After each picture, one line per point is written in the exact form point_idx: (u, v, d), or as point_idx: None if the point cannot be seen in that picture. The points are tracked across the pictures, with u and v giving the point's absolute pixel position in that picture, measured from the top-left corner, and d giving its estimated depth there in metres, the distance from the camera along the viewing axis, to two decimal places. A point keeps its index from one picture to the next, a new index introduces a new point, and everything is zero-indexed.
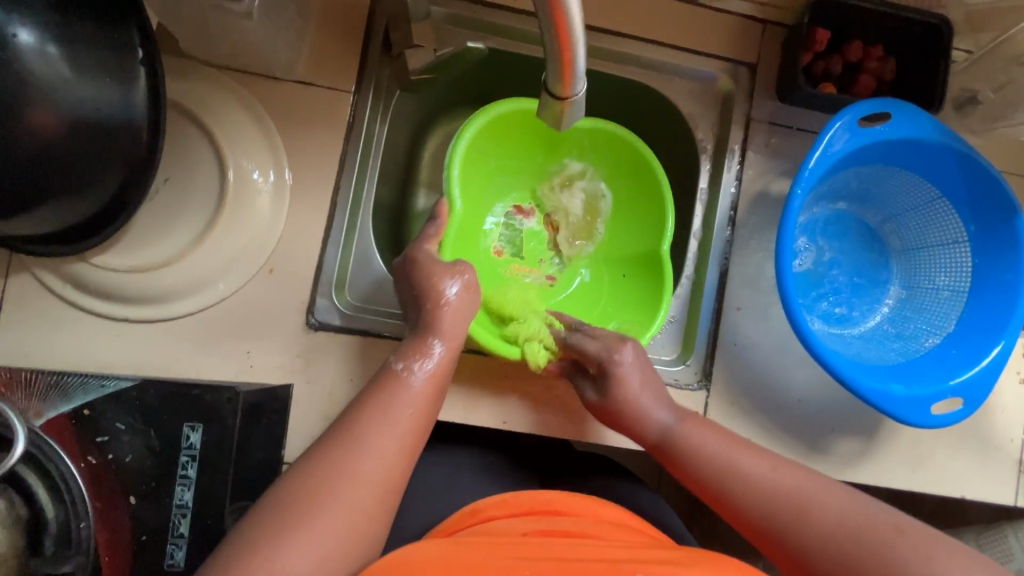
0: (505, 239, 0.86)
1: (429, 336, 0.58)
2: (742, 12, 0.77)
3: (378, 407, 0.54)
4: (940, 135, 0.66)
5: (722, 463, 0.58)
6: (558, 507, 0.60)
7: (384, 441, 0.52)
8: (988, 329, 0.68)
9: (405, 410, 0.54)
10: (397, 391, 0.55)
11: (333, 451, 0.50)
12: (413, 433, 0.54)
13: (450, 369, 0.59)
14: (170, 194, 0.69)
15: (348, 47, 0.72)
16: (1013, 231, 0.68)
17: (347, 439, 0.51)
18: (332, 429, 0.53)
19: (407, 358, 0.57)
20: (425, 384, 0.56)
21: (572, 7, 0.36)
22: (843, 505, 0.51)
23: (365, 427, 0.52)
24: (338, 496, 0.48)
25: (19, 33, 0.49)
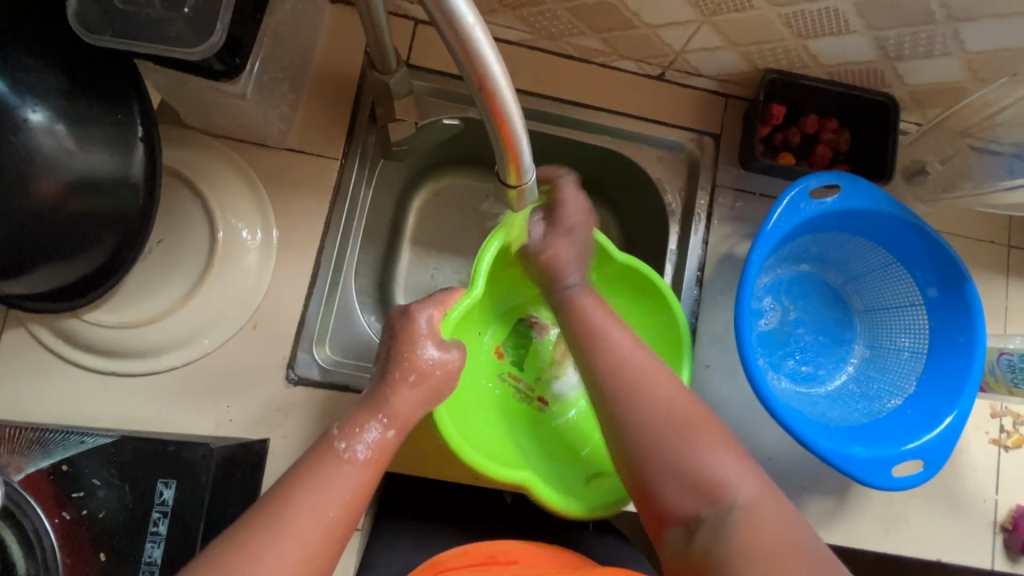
0: (514, 343, 0.85)
1: (376, 413, 0.56)
2: (706, 87, 0.82)
3: (311, 483, 0.51)
4: (888, 205, 0.70)
5: (598, 331, 0.62)
6: (513, 556, 0.66)
7: (309, 526, 0.49)
8: (946, 391, 0.70)
9: (340, 493, 0.51)
10: (331, 470, 0.52)
11: (258, 534, 0.47)
12: (341, 521, 0.50)
13: (389, 454, 0.56)
14: (162, 254, 0.73)
15: (337, 118, 0.78)
16: (964, 297, 0.71)
17: (273, 523, 0.48)
18: (260, 508, 0.49)
19: (350, 437, 0.54)
20: (364, 468, 0.53)
21: (515, 117, 0.42)
22: (675, 400, 0.56)
23: (295, 508, 0.49)
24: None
25: (30, 115, 0.55)
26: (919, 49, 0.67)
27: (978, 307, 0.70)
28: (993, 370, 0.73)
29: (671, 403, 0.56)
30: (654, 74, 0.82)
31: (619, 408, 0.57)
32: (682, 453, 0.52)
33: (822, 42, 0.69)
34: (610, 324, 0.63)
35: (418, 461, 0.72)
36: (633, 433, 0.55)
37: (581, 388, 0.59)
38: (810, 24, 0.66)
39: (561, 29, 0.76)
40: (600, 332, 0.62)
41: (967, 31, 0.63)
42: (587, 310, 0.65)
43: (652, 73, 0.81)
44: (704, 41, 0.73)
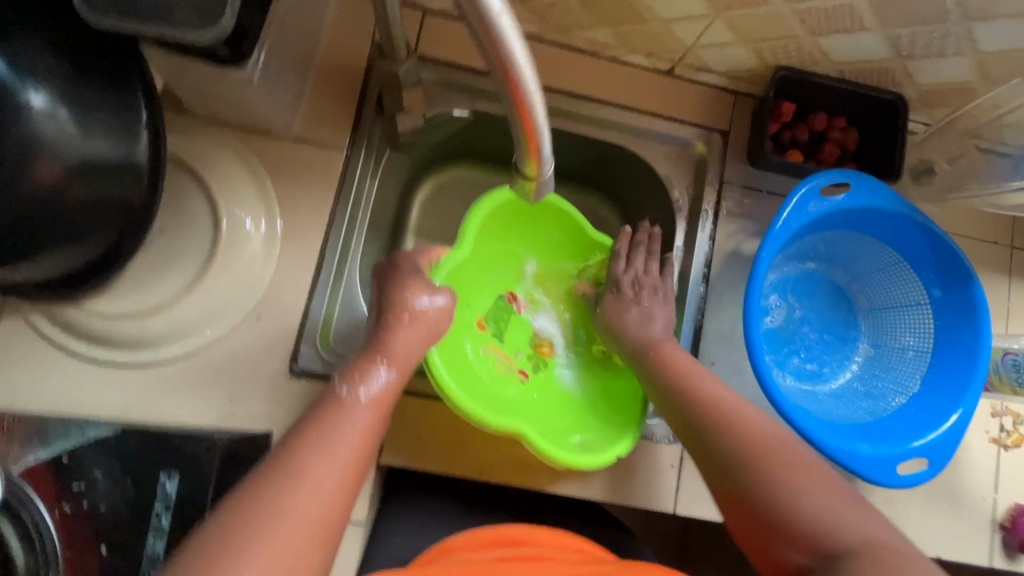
0: (494, 316, 0.81)
1: (378, 360, 0.57)
2: (715, 83, 0.82)
3: (318, 434, 0.50)
4: (897, 204, 0.70)
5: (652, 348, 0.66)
6: (522, 538, 0.66)
7: (322, 474, 0.47)
8: (951, 391, 0.70)
9: (346, 441, 0.50)
10: (337, 419, 0.51)
11: (268, 484, 0.46)
12: (353, 466, 0.49)
13: (393, 398, 0.56)
14: (165, 244, 0.71)
15: (343, 108, 0.77)
16: (970, 296, 0.71)
17: (285, 474, 0.46)
18: (267, 464, 0.48)
19: (352, 381, 0.54)
20: (368, 414, 0.53)
21: (537, 105, 0.41)
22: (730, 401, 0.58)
23: (305, 459, 0.48)
24: (267, 541, 0.43)
25: (32, 97, 0.53)
26: (931, 48, 0.67)
27: (984, 307, 0.70)
28: (998, 370, 0.74)
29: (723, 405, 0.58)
30: (664, 69, 0.81)
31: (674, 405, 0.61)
32: (772, 475, 0.51)
33: (834, 39, 0.69)
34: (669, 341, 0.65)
35: (422, 456, 0.72)
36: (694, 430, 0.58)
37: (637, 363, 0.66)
38: (824, 21, 0.66)
39: (572, 21, 0.75)
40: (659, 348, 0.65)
41: (980, 31, 0.63)
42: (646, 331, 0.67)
43: (662, 68, 0.81)
44: (716, 37, 0.72)
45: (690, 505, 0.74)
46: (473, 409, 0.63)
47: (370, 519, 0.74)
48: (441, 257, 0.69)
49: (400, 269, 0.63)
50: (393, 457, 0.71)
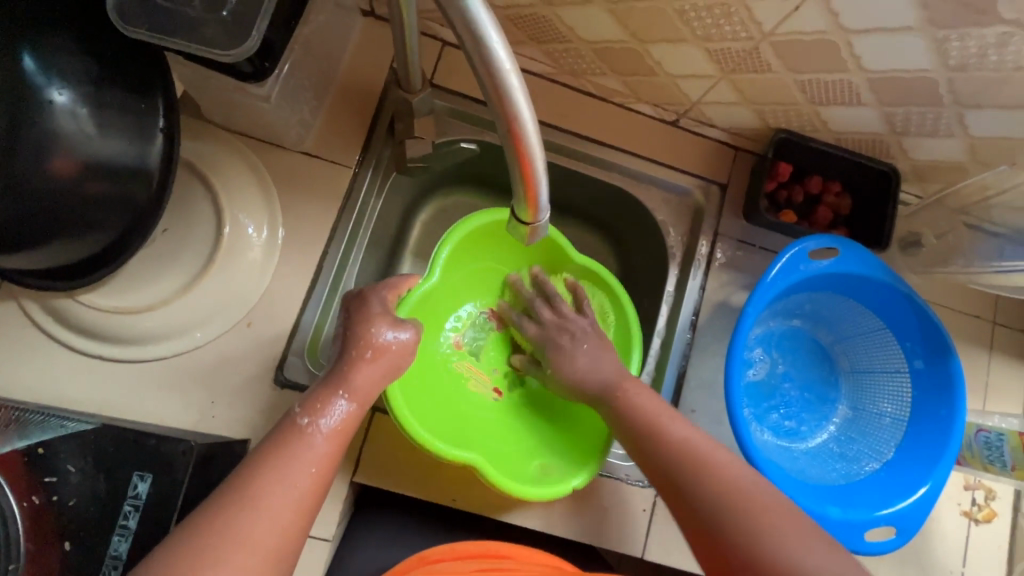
0: (471, 332, 0.83)
1: (338, 391, 0.55)
2: (717, 138, 0.84)
3: (278, 461, 0.50)
4: (883, 273, 0.72)
5: (690, 443, 0.59)
6: (503, 552, 0.67)
7: (279, 504, 0.48)
8: (924, 462, 0.71)
9: (304, 471, 0.50)
10: (297, 447, 0.51)
11: (223, 509, 0.46)
12: (309, 496, 0.50)
13: (354, 427, 0.56)
14: (166, 242, 0.72)
15: (355, 128, 0.79)
16: (948, 370, 0.72)
17: (240, 499, 0.47)
18: (225, 485, 0.49)
19: (312, 413, 0.53)
20: (326, 444, 0.52)
21: (538, 158, 0.43)
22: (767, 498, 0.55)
23: (260, 487, 0.48)
24: (221, 569, 0.44)
25: (56, 96, 0.55)
26: (924, 128, 0.69)
27: (961, 382, 0.71)
28: (970, 445, 0.75)
29: (766, 506, 0.54)
30: (669, 119, 0.84)
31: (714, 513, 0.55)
32: None
33: (833, 110, 0.71)
34: (704, 436, 0.60)
35: (395, 478, 0.72)
36: (739, 535, 0.53)
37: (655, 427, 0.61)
38: (824, 93, 0.68)
39: (584, 67, 0.78)
40: (697, 443, 0.59)
41: (971, 117, 0.65)
42: (678, 420, 0.61)
43: (667, 118, 0.83)
44: (720, 96, 0.75)
45: (661, 552, 0.74)
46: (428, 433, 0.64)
47: (339, 534, 0.74)
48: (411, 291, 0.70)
49: (367, 302, 0.61)
50: (367, 476, 0.71)
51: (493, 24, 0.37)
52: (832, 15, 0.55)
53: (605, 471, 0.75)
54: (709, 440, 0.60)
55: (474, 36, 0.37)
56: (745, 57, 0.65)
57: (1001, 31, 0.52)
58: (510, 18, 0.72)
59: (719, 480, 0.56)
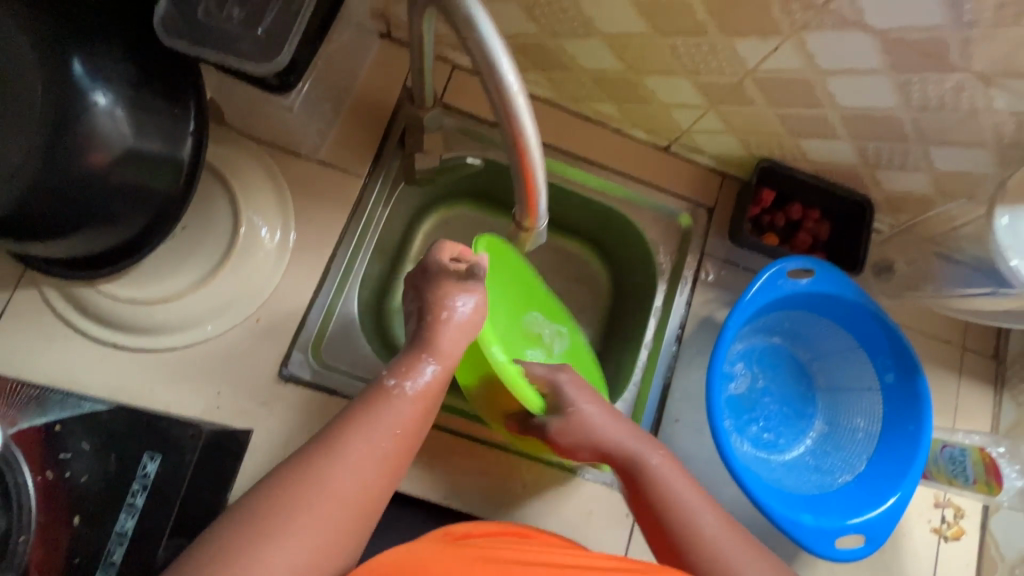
0: None
1: (425, 355, 0.57)
2: (706, 164, 0.90)
3: (364, 420, 0.52)
4: (856, 294, 0.77)
5: (683, 501, 0.59)
6: (526, 531, 0.63)
7: (363, 459, 0.51)
8: (893, 474, 0.75)
9: (389, 431, 0.53)
10: (383, 408, 0.53)
11: (308, 464, 0.49)
12: (393, 456, 0.52)
13: (439, 391, 0.58)
14: (183, 240, 0.76)
15: (368, 141, 0.84)
16: (915, 388, 0.77)
17: (327, 450, 0.50)
18: (310, 442, 0.51)
19: (399, 375, 0.56)
20: (412, 406, 0.55)
21: (540, 170, 0.48)
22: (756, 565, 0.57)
23: (348, 442, 0.51)
24: (307, 516, 0.47)
25: (97, 98, 0.59)
26: (894, 162, 0.75)
27: (927, 400, 0.76)
28: (937, 460, 0.79)
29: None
30: (662, 145, 0.90)
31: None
32: None
33: (812, 142, 0.77)
34: (695, 493, 0.60)
35: None
36: None
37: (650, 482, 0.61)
38: (802, 126, 0.74)
39: (584, 93, 0.84)
40: (689, 502, 0.59)
41: (936, 154, 0.70)
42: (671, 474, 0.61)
43: (660, 143, 0.89)
44: (709, 125, 0.81)
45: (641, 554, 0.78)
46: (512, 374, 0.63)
47: None
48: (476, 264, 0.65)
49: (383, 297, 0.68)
50: None
51: (506, 53, 0.42)
52: (807, 57, 0.61)
53: (591, 475, 0.79)
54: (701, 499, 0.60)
55: (488, 62, 0.42)
56: (730, 90, 0.71)
57: (956, 77, 0.58)
58: (517, 46, 0.78)
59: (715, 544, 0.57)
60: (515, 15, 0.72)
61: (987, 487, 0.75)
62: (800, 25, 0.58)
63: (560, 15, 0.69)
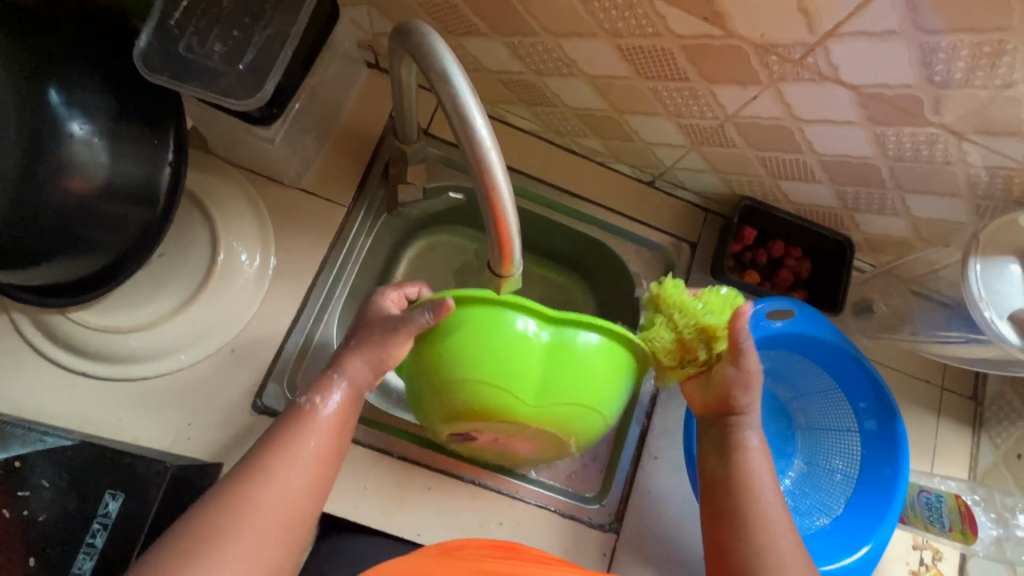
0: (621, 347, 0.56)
1: (336, 376, 0.58)
2: (689, 199, 0.91)
3: (284, 440, 0.55)
4: (835, 337, 0.77)
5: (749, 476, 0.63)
6: (513, 545, 0.68)
7: (288, 474, 0.54)
8: (869, 517, 0.75)
9: (310, 444, 0.56)
10: (302, 425, 0.56)
11: (243, 480, 0.53)
12: (316, 463, 0.55)
13: (354, 407, 0.59)
14: (160, 266, 0.75)
15: (352, 169, 0.84)
16: (893, 432, 0.76)
17: (254, 468, 0.54)
18: (243, 457, 0.55)
19: (313, 393, 0.58)
20: (328, 421, 0.57)
21: (512, 217, 0.48)
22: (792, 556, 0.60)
23: (271, 460, 0.54)
24: (243, 534, 0.51)
25: (74, 126, 0.59)
26: (872, 206, 0.76)
27: (905, 445, 0.75)
28: (915, 505, 0.79)
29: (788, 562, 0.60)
30: (646, 179, 0.90)
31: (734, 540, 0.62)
32: None
33: (792, 183, 0.77)
34: (763, 477, 0.63)
35: (363, 509, 0.74)
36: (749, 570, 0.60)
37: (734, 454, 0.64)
38: (782, 168, 0.75)
39: (569, 128, 0.84)
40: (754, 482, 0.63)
41: (913, 201, 0.71)
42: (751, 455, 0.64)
43: (644, 178, 0.90)
44: (691, 163, 0.81)
45: None
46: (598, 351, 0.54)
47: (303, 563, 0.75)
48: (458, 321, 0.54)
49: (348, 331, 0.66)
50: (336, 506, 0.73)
51: (477, 108, 0.44)
52: (786, 105, 0.62)
53: (568, 512, 0.79)
54: (766, 483, 0.63)
55: (460, 114, 0.43)
56: (712, 132, 0.72)
57: (930, 131, 0.59)
58: (503, 81, 0.78)
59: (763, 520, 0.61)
60: (501, 52, 0.73)
61: (962, 535, 0.76)
62: (778, 76, 0.58)
63: (545, 56, 0.70)
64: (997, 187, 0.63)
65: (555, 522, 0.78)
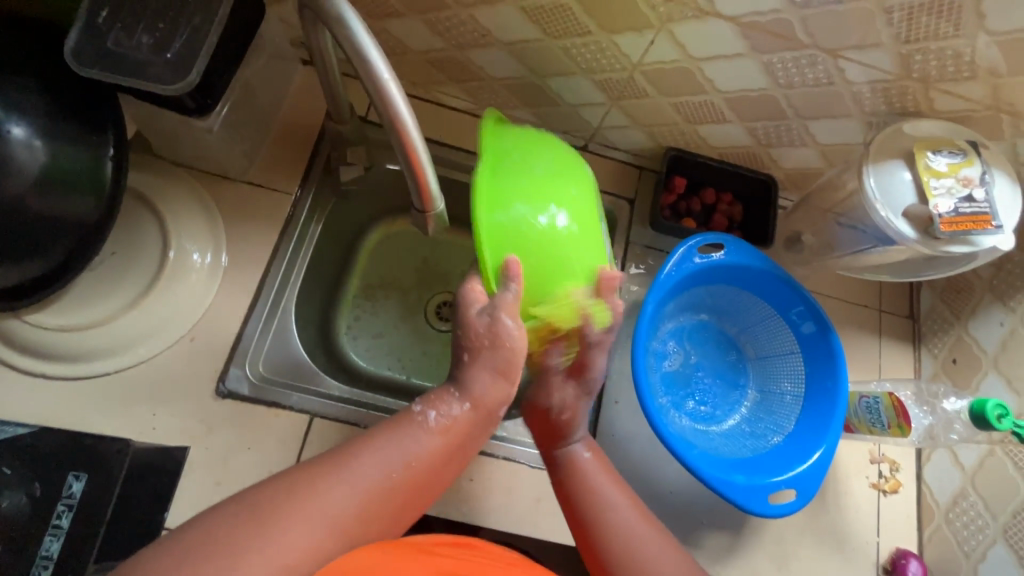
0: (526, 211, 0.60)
1: (453, 388, 0.54)
2: (622, 159, 0.96)
3: (385, 440, 0.50)
4: (765, 263, 0.82)
5: (594, 486, 0.62)
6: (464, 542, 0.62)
7: (368, 480, 0.47)
8: (817, 430, 0.79)
9: (407, 458, 0.49)
10: (405, 432, 0.51)
11: (312, 475, 0.46)
12: (408, 482, 0.49)
13: (464, 433, 0.53)
14: (112, 266, 0.78)
15: (297, 159, 0.87)
16: (830, 346, 0.81)
17: (334, 464, 0.47)
18: (323, 453, 0.49)
19: (427, 402, 0.53)
20: (431, 439, 0.51)
21: (421, 150, 0.54)
22: (653, 538, 0.58)
23: (358, 460, 0.48)
24: (283, 534, 0.42)
25: (13, 129, 0.61)
26: (783, 140, 0.81)
27: (841, 355, 0.80)
28: (856, 411, 0.81)
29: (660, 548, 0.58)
30: (579, 144, 0.95)
31: (598, 541, 0.58)
32: None
33: (708, 127, 0.83)
34: (607, 483, 0.62)
35: None
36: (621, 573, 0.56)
37: (571, 466, 0.64)
38: (695, 113, 0.80)
39: (499, 101, 0.89)
40: (600, 493, 0.61)
41: (815, 128, 0.77)
42: (592, 476, 0.63)
43: (577, 144, 0.95)
44: (616, 120, 0.87)
45: None
46: (519, 139, 0.60)
47: None
48: (566, 235, 0.56)
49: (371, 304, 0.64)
50: None
51: (372, 45, 0.50)
52: (680, 46, 0.68)
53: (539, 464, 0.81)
54: (610, 483, 0.62)
55: (358, 53, 0.49)
56: (625, 85, 0.78)
57: (808, 53, 0.65)
58: (429, 60, 0.83)
59: (620, 526, 0.59)
60: (422, 31, 0.78)
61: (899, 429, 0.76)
62: (667, 17, 0.64)
63: (461, 28, 0.75)
64: (880, 101, 0.70)
65: (525, 475, 0.80)
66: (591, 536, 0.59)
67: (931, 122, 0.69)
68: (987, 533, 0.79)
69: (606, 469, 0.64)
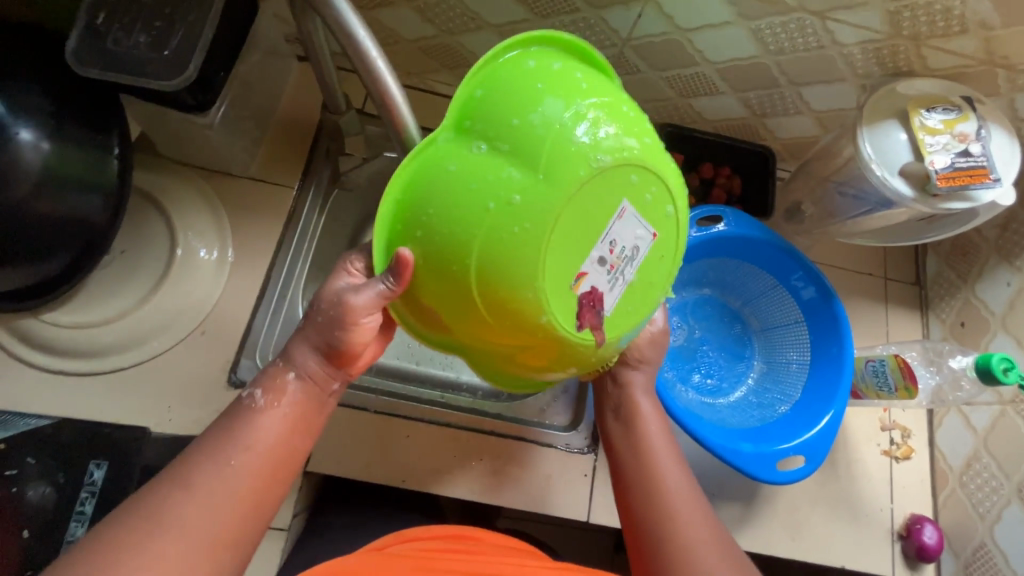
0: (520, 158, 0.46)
1: (287, 368, 0.52)
2: None
3: (220, 439, 0.48)
4: (764, 233, 0.81)
5: (645, 446, 0.61)
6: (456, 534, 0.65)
7: (219, 480, 0.46)
8: (824, 397, 0.79)
9: (249, 447, 0.48)
10: (241, 425, 0.49)
11: (158, 492, 0.45)
12: (262, 468, 0.48)
13: (309, 407, 0.52)
14: (122, 263, 0.80)
15: (298, 154, 0.89)
16: (832, 311, 0.80)
17: (177, 477, 0.46)
18: (169, 466, 0.47)
19: (260, 389, 0.51)
20: (274, 423, 0.50)
21: (409, 122, 0.53)
22: (690, 497, 0.58)
23: (196, 466, 0.46)
24: (148, 549, 0.42)
25: (21, 132, 0.62)
26: (779, 109, 0.82)
27: (845, 320, 0.79)
28: (862, 376, 0.81)
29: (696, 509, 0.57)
30: None
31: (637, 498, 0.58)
32: None
33: (702, 100, 0.83)
34: (660, 439, 0.62)
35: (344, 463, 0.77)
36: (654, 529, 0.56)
37: (632, 421, 0.63)
38: (688, 87, 0.81)
39: None
40: (648, 451, 0.61)
41: (808, 95, 0.77)
42: (647, 436, 0.62)
43: None
44: None
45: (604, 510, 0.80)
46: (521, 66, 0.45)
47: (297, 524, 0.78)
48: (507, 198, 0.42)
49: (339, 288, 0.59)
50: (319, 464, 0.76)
51: (358, 21, 0.50)
52: (668, 18, 0.68)
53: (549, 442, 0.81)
54: (662, 441, 0.62)
55: (344, 29, 0.50)
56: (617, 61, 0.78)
57: (797, 17, 0.64)
58: (422, 49, 0.84)
59: (664, 483, 0.58)
60: (413, 20, 0.79)
61: (905, 391, 0.75)
62: None
63: (450, 13, 0.76)
64: (873, 62, 0.69)
65: (534, 453, 0.81)
66: (631, 491, 0.59)
67: (924, 81, 0.69)
68: (1001, 493, 0.78)
69: (662, 423, 0.64)
